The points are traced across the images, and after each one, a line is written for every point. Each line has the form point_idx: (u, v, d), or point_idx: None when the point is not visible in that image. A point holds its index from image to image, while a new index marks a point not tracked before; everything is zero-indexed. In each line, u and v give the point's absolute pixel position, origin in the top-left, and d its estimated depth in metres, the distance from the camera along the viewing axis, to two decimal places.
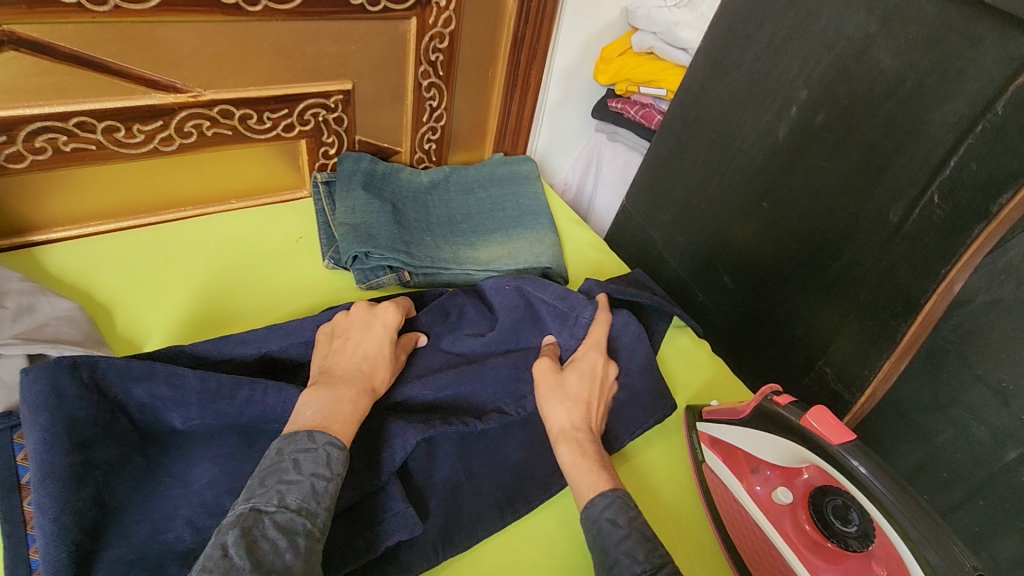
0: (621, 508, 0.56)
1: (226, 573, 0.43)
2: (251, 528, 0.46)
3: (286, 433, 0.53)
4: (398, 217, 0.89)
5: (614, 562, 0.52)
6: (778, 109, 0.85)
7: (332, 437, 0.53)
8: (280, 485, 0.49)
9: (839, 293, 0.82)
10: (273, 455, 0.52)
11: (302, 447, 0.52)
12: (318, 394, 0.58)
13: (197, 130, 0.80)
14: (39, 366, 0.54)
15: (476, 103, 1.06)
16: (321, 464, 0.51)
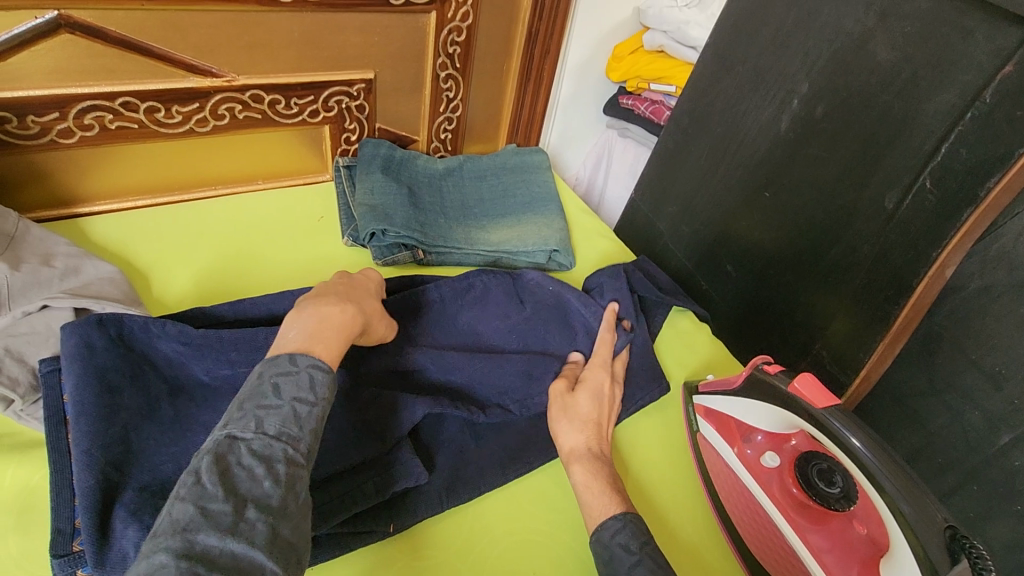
0: (632, 534, 0.54)
1: (200, 501, 0.40)
2: (226, 454, 0.44)
3: (267, 358, 0.51)
4: (414, 200, 0.94)
5: None
6: (781, 101, 0.89)
7: (315, 361, 0.52)
8: (258, 410, 0.47)
9: (836, 279, 0.85)
10: (253, 379, 0.49)
11: (284, 370, 0.50)
12: (302, 317, 0.57)
13: (230, 113, 0.86)
14: (74, 322, 0.59)
15: (492, 96, 1.11)
16: (304, 390, 0.50)
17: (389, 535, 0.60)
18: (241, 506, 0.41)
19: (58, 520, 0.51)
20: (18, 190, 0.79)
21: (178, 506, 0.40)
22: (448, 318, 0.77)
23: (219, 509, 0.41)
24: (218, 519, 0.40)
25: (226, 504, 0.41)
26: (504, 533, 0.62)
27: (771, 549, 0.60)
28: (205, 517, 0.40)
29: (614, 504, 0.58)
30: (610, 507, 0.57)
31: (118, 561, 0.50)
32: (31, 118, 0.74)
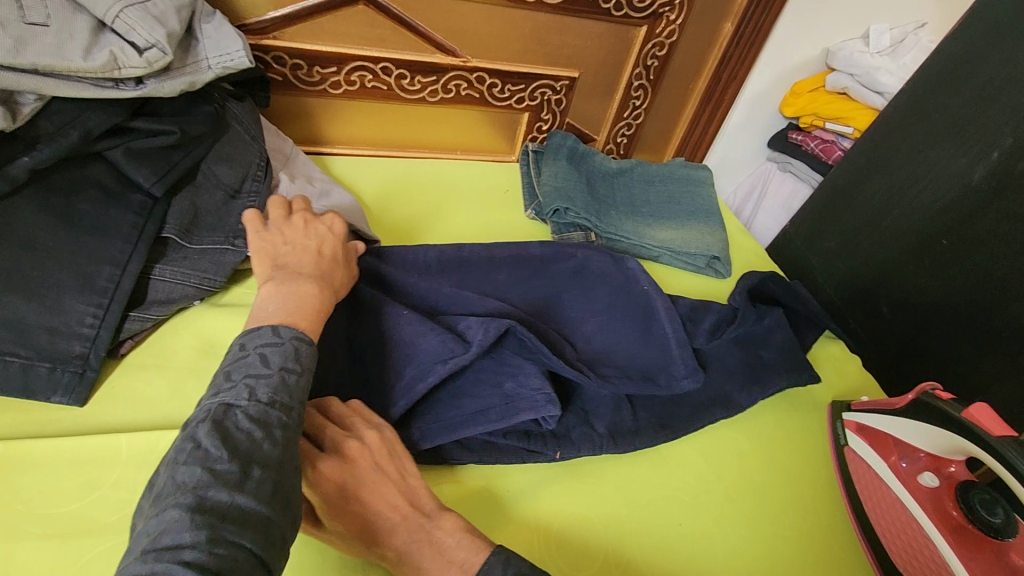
0: None
1: (203, 461, 0.41)
2: (223, 420, 0.44)
3: (247, 332, 0.52)
4: (592, 190, 1.04)
5: None
6: (978, 153, 0.89)
7: (298, 333, 0.52)
8: (249, 379, 0.47)
9: (1012, 338, 0.83)
10: (236, 351, 0.50)
11: (267, 341, 0.51)
12: (282, 287, 0.58)
13: (456, 88, 1.01)
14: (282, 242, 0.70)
15: (670, 110, 1.19)
16: (291, 358, 0.50)
17: (555, 460, 0.66)
18: (245, 464, 0.42)
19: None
20: (288, 125, 0.98)
21: (183, 469, 0.40)
22: (595, 279, 0.84)
23: (225, 468, 0.41)
24: (223, 477, 0.40)
25: (230, 464, 0.41)
26: (649, 486, 0.68)
27: (920, 561, 0.63)
28: (211, 475, 0.40)
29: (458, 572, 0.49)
30: None
31: None
32: (316, 69, 0.92)
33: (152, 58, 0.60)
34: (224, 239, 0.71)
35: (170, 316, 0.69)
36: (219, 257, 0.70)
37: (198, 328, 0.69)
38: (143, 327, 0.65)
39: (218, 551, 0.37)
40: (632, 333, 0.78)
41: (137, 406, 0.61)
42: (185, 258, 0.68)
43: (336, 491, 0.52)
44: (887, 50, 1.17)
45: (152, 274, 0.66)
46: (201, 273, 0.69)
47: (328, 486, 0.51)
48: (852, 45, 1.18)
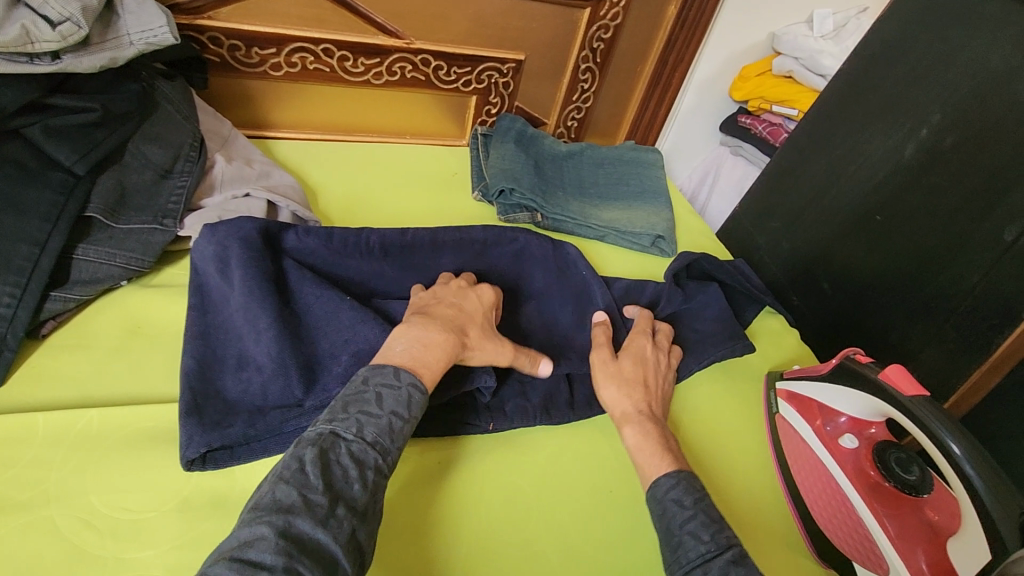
0: (686, 490, 0.58)
1: (300, 487, 0.44)
2: (328, 449, 0.48)
3: (375, 365, 0.56)
4: (539, 171, 1.05)
5: (679, 541, 0.54)
6: (908, 130, 0.92)
7: (416, 380, 0.55)
8: (361, 415, 0.51)
9: (939, 308, 0.86)
10: (359, 383, 0.54)
11: (388, 381, 0.54)
12: (410, 330, 0.60)
13: (401, 71, 1.00)
14: (222, 226, 0.66)
15: (619, 94, 1.20)
16: (402, 404, 0.53)
17: (487, 432, 0.67)
18: (334, 500, 0.45)
19: (224, 351, 0.62)
20: (229, 108, 0.97)
21: (281, 488, 0.44)
22: (539, 262, 0.84)
23: (317, 500, 0.44)
24: (314, 509, 0.44)
25: (322, 497, 0.45)
26: (581, 455, 0.69)
27: (839, 521, 0.64)
28: (304, 504, 0.44)
29: (666, 463, 0.61)
30: (662, 465, 0.61)
31: (215, 409, 0.58)
32: (255, 50, 0.91)
33: (66, 31, 0.60)
34: (152, 219, 0.70)
35: (96, 297, 0.68)
36: (147, 237, 0.69)
37: (127, 308, 0.68)
38: (65, 308, 0.64)
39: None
40: (566, 313, 0.81)
41: (58, 385, 0.60)
42: (111, 238, 0.67)
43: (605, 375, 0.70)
44: (830, 34, 1.19)
45: (75, 254, 0.65)
46: (128, 253, 0.68)
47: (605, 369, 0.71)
48: (796, 28, 1.20)
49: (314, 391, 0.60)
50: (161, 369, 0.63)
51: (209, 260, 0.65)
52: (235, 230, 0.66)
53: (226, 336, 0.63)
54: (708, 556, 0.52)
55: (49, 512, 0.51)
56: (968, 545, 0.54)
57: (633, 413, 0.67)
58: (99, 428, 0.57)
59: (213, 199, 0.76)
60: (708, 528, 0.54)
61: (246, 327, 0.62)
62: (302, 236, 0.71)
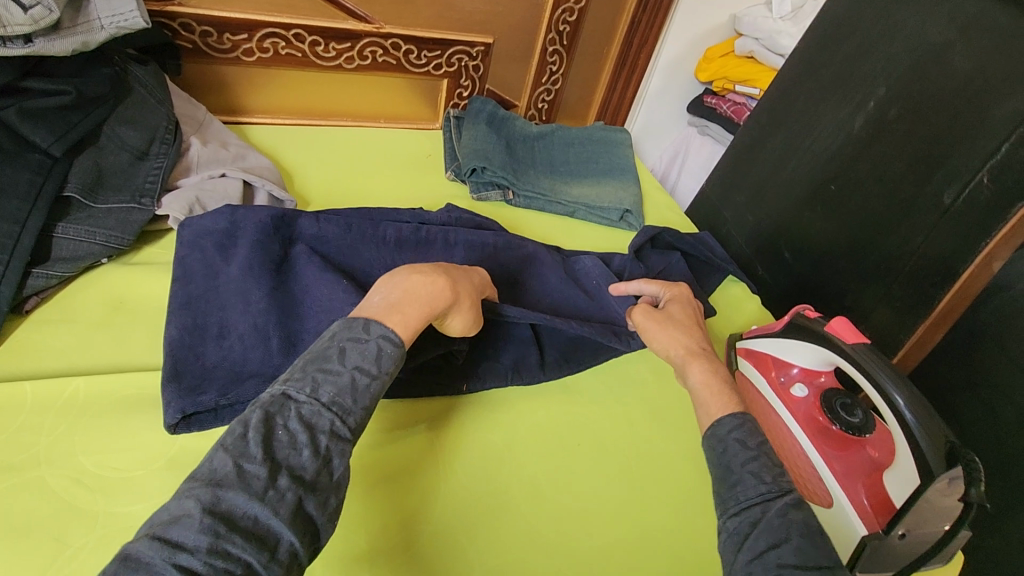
0: (750, 430, 0.52)
1: (237, 457, 0.41)
2: (275, 414, 0.44)
3: (343, 319, 0.51)
4: (510, 151, 1.08)
5: (738, 479, 0.49)
6: (857, 103, 0.97)
7: (387, 332, 0.51)
8: (318, 374, 0.46)
9: (888, 270, 0.91)
10: (323, 339, 0.49)
11: (354, 336, 0.49)
12: (395, 279, 0.56)
13: (372, 55, 1.03)
14: (224, 209, 0.71)
15: (587, 76, 1.24)
16: (368, 360, 0.49)
17: (463, 394, 0.71)
18: (276, 471, 0.41)
19: (205, 320, 0.63)
20: (203, 95, 0.99)
21: (219, 457, 0.41)
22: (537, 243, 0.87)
23: (255, 470, 0.40)
24: (250, 481, 0.40)
25: (262, 467, 0.41)
26: (556, 412, 0.73)
27: (789, 463, 0.68)
28: (239, 475, 0.40)
29: (724, 406, 0.56)
30: (724, 406, 0.56)
31: (192, 374, 0.58)
32: (226, 36, 0.93)
33: (38, 15, 0.61)
34: (130, 198, 0.72)
35: (76, 275, 0.70)
36: (125, 216, 0.71)
37: (107, 286, 0.70)
38: (49, 284, 0.66)
39: (213, 563, 0.36)
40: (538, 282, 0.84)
41: (42, 356, 0.62)
42: (89, 217, 0.69)
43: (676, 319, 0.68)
44: (789, 15, 1.22)
45: (55, 232, 0.67)
46: (107, 231, 0.70)
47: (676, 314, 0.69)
48: (756, 10, 1.24)
49: (291, 362, 0.61)
50: (144, 340, 0.66)
51: (211, 236, 0.69)
52: (250, 217, 0.70)
53: (209, 306, 0.64)
54: (770, 496, 0.48)
55: (39, 473, 0.53)
56: (903, 476, 0.59)
57: (697, 351, 0.63)
58: (85, 396, 0.59)
59: (190, 179, 0.79)
60: (769, 468, 0.50)
61: (234, 298, 0.65)
62: (320, 223, 0.73)
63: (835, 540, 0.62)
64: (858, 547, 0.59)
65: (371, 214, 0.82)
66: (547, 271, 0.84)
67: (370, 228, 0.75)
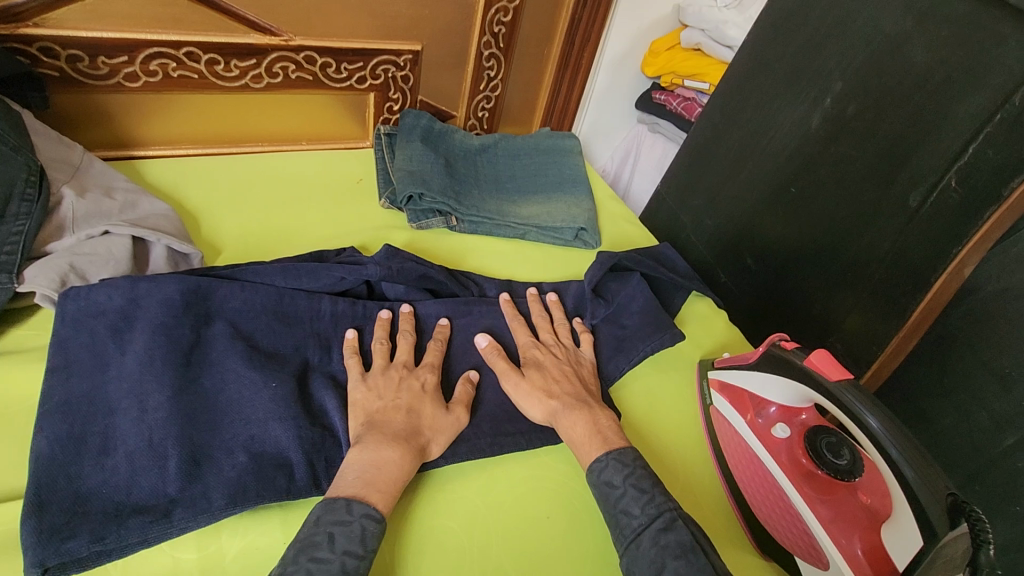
0: (616, 469, 0.58)
1: None
2: None
3: (324, 501, 0.50)
4: (450, 170, 0.98)
5: (614, 518, 0.56)
6: (813, 100, 0.92)
7: (369, 509, 0.50)
8: (309, 564, 0.46)
9: (853, 277, 0.87)
10: (309, 525, 0.49)
11: (339, 519, 0.49)
12: (364, 453, 0.54)
13: (283, 71, 0.90)
14: (112, 282, 0.58)
15: (529, 79, 1.15)
16: (354, 542, 0.48)
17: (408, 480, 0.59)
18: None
19: (85, 428, 0.51)
20: (83, 129, 0.84)
21: None
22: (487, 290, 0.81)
23: None
24: None
25: None
26: (519, 485, 0.64)
27: (781, 516, 0.63)
28: None
29: (598, 445, 0.61)
30: (594, 449, 0.61)
31: (63, 511, 0.47)
32: (102, 59, 0.78)
33: None
34: None
35: None
36: None
37: None
38: None
39: None
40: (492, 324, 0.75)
41: None
42: None
43: (536, 369, 0.68)
44: (733, 2, 1.15)
45: None
46: None
47: (534, 365, 0.69)
48: None
49: (191, 488, 0.50)
50: (9, 458, 0.53)
51: (102, 319, 0.56)
52: (156, 293, 0.58)
53: (92, 411, 0.52)
54: (640, 529, 0.54)
55: None
56: (904, 534, 0.53)
57: (563, 410, 0.64)
58: None
59: (62, 242, 0.65)
60: (636, 503, 0.56)
61: (124, 399, 0.53)
62: (243, 294, 0.62)
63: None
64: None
65: (298, 271, 0.67)
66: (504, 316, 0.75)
67: (303, 299, 0.65)
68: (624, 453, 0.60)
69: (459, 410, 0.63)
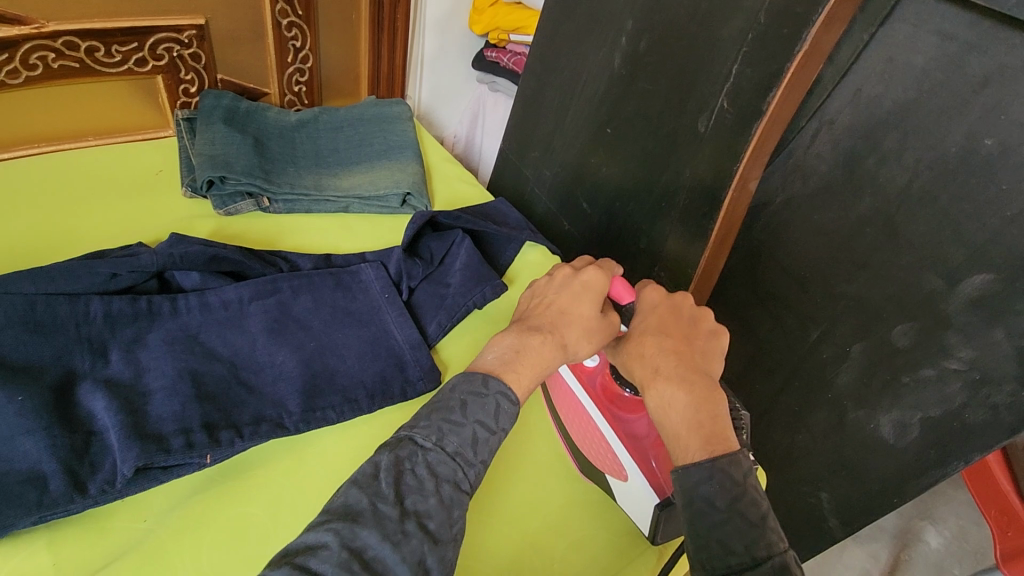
0: (720, 486, 0.47)
1: (372, 495, 0.46)
2: (405, 459, 0.49)
3: (465, 372, 0.56)
4: (260, 150, 0.92)
5: (706, 542, 0.47)
6: (612, 41, 0.94)
7: (504, 389, 0.55)
8: (444, 425, 0.52)
9: (667, 207, 0.92)
10: (448, 391, 0.54)
11: (475, 391, 0.54)
12: (506, 338, 0.60)
13: (43, 62, 0.81)
14: None
15: (344, 47, 1.10)
16: (489, 415, 0.53)
17: (206, 467, 0.57)
18: (405, 514, 0.46)
19: None
20: None
21: (353, 493, 0.46)
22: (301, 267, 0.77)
23: (387, 513, 0.45)
24: (383, 524, 0.45)
25: (393, 512, 0.45)
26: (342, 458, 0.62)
27: (589, 438, 0.65)
28: (372, 514, 0.45)
29: (699, 447, 0.50)
30: (697, 449, 0.50)
31: None
32: None
33: None
34: None
35: None
36: None
37: None
38: None
39: None
40: (306, 299, 0.71)
41: None
42: None
43: (647, 316, 0.61)
44: None
45: None
46: None
47: (646, 313, 0.61)
48: None
49: None
50: None
51: None
52: None
53: None
54: (741, 568, 0.45)
55: None
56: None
57: (666, 373, 0.55)
58: None
59: None
60: (738, 536, 0.46)
61: None
62: None
63: (637, 508, 0.62)
64: (656, 517, 0.59)
65: (52, 274, 0.62)
66: (314, 287, 0.73)
67: (63, 303, 0.60)
68: (734, 462, 0.48)
69: (612, 316, 0.64)
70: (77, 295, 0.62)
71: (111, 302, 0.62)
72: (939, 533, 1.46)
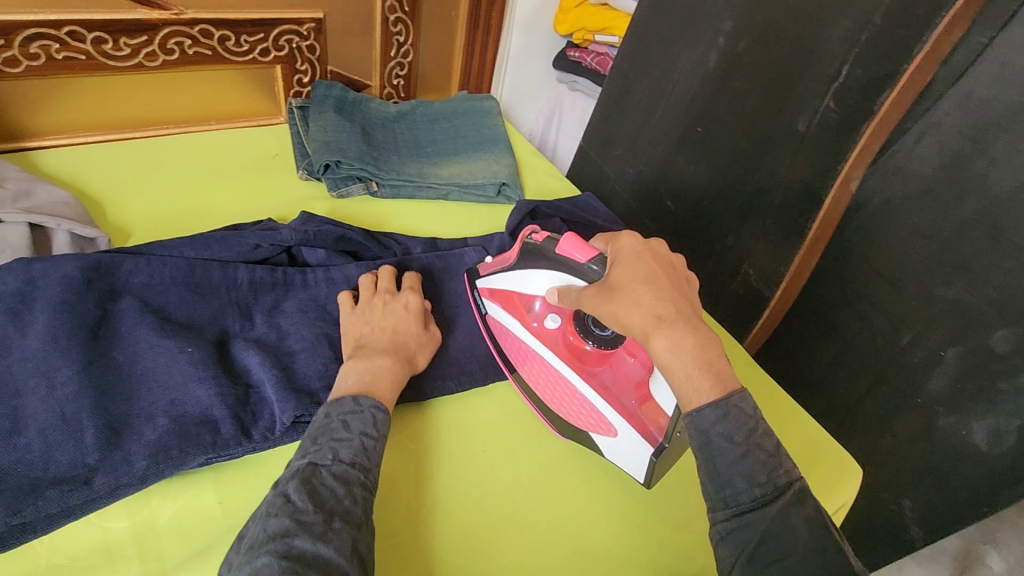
0: (737, 421, 0.46)
1: (292, 514, 0.43)
2: (311, 476, 0.46)
3: (329, 399, 0.53)
4: (367, 138, 0.97)
5: (727, 480, 0.46)
6: (708, 41, 0.96)
7: (377, 402, 0.54)
8: (332, 442, 0.49)
9: (761, 205, 0.94)
10: (322, 418, 0.52)
11: (349, 409, 0.52)
12: (358, 363, 0.58)
13: (179, 47, 0.87)
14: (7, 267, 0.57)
15: (440, 43, 1.15)
16: (370, 425, 0.52)
17: None
18: (329, 516, 0.44)
19: None
20: None
21: (274, 521, 0.42)
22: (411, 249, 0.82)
23: (310, 519, 0.43)
24: (310, 528, 0.42)
25: (314, 515, 0.43)
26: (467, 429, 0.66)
27: (567, 401, 0.66)
28: (298, 525, 0.42)
29: (710, 389, 0.47)
30: (708, 393, 0.47)
31: None
32: None
33: None
34: None
35: None
36: None
37: None
38: None
39: None
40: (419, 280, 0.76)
41: None
42: None
43: (621, 261, 0.56)
44: None
45: None
46: None
47: (623, 256, 0.56)
48: None
49: (111, 456, 0.51)
50: None
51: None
52: (53, 272, 0.57)
53: None
54: (763, 500, 0.45)
55: None
56: (663, 392, 0.60)
57: (658, 319, 0.50)
58: None
59: None
60: (761, 467, 0.46)
61: (31, 378, 0.52)
62: (149, 269, 0.62)
63: (631, 462, 0.62)
64: (652, 465, 0.60)
65: (207, 241, 0.68)
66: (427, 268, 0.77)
67: (216, 269, 0.65)
68: (745, 397, 0.47)
69: (431, 328, 0.68)
70: (228, 262, 0.67)
71: (254, 270, 0.67)
72: (1003, 559, 1.42)
